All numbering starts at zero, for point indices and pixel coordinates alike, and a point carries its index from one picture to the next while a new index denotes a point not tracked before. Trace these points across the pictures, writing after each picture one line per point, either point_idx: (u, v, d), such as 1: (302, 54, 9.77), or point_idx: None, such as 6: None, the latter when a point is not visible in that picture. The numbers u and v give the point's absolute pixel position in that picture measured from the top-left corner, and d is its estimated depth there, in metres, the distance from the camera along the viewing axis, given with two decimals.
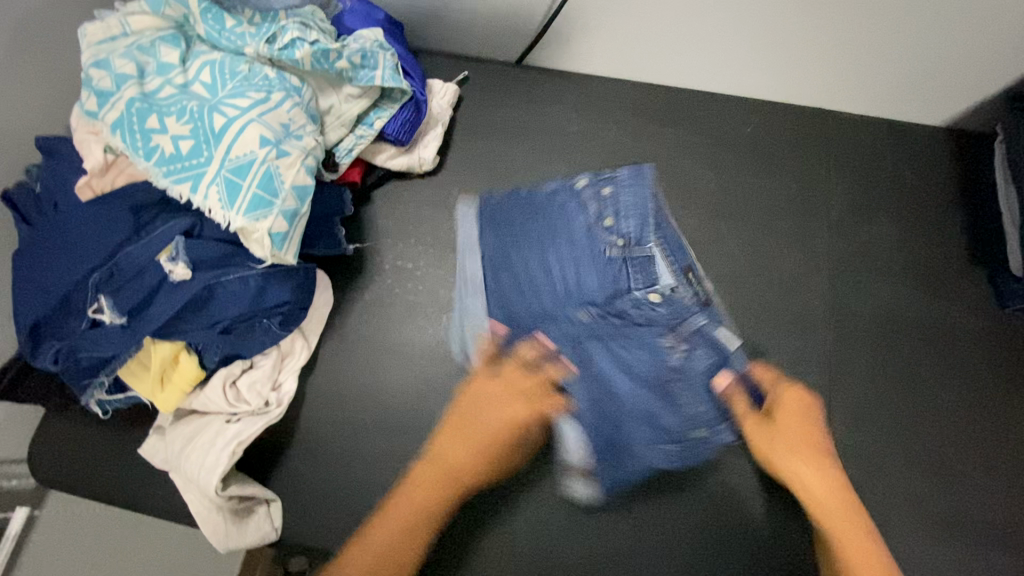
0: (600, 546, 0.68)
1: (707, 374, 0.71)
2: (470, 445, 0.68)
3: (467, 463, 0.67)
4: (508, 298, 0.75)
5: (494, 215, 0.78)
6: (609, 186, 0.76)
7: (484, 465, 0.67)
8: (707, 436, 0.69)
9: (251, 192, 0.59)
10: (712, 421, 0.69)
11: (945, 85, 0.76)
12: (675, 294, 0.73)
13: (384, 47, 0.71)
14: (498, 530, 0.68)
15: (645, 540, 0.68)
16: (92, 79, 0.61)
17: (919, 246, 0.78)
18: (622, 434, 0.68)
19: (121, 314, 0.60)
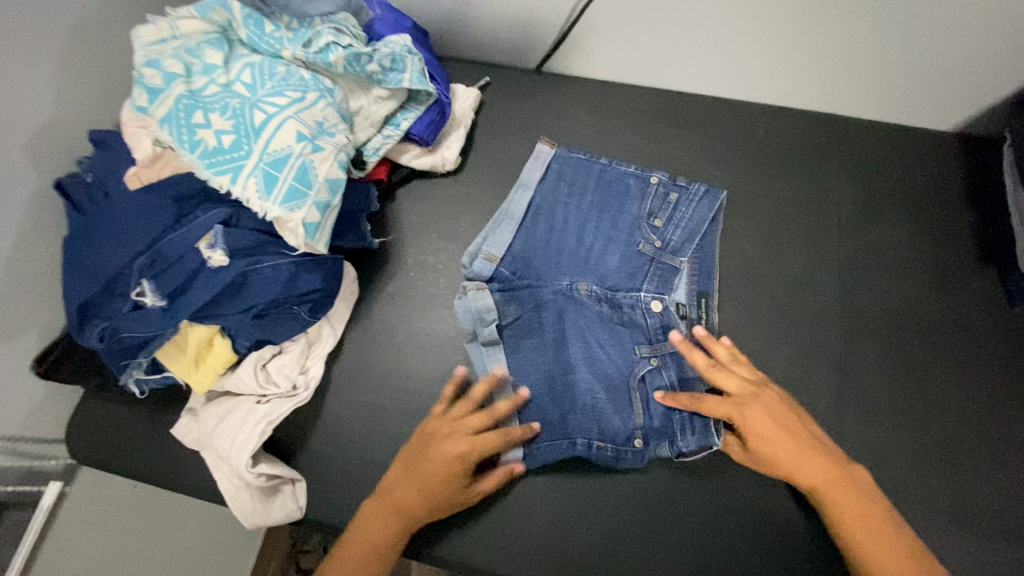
0: (611, 529, 0.68)
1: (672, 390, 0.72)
2: (417, 487, 0.64)
3: (413, 505, 0.63)
4: (533, 261, 0.78)
5: (545, 185, 0.81)
6: (678, 194, 0.80)
7: (428, 509, 0.63)
8: (646, 447, 0.69)
9: (288, 183, 0.63)
10: (660, 434, 0.69)
11: (951, 90, 0.79)
12: (675, 310, 0.76)
13: (412, 51, 0.75)
14: (511, 510, 0.69)
15: (654, 522, 0.68)
16: (143, 77, 0.65)
17: (929, 246, 0.79)
18: (568, 415, 0.70)
19: (162, 297, 0.64)
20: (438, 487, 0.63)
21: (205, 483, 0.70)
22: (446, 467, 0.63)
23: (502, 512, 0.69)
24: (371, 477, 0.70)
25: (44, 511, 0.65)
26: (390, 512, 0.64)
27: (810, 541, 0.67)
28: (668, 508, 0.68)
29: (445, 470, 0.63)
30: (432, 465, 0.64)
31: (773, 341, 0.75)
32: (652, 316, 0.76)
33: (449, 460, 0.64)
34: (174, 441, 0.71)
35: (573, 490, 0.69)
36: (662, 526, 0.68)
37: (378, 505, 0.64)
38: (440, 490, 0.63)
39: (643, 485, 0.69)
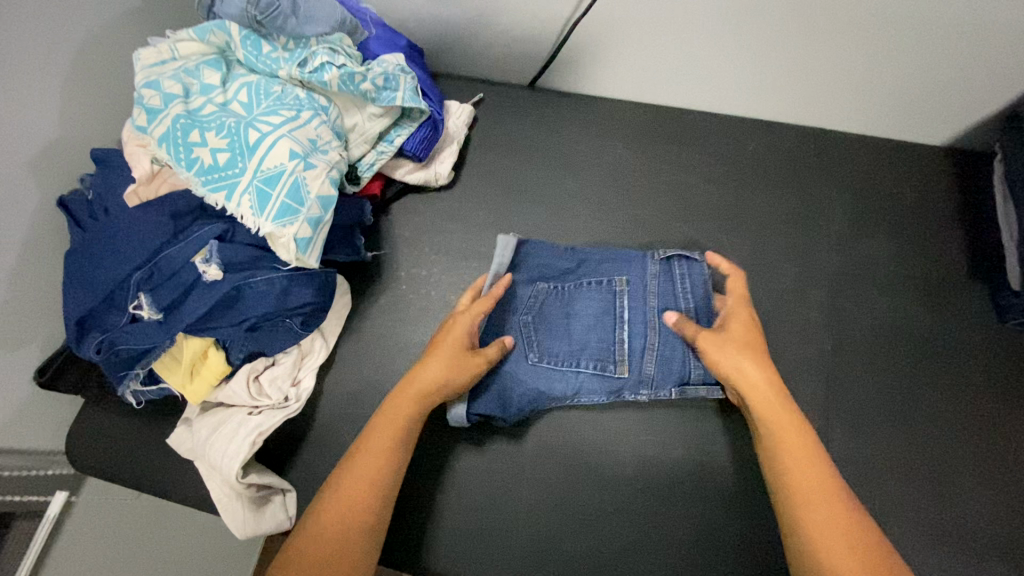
0: (557, 534, 0.70)
1: (656, 316, 0.74)
2: (418, 395, 0.65)
3: (431, 376, 0.65)
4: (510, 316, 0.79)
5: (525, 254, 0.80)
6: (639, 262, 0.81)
7: (441, 372, 0.66)
8: (656, 275, 0.75)
9: (280, 200, 0.65)
10: (658, 277, 0.75)
11: (939, 106, 0.80)
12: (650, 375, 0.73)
13: (405, 70, 0.77)
14: (460, 516, 0.71)
15: (600, 527, 0.70)
16: (143, 97, 0.68)
17: (918, 262, 0.79)
18: (576, 272, 0.78)
19: (158, 310, 0.66)
20: (447, 340, 0.68)
21: (198, 491, 0.71)
22: (454, 366, 0.67)
23: (455, 518, 0.71)
24: None
25: (49, 521, 0.68)
26: (381, 454, 0.61)
27: (755, 545, 0.69)
28: (650, 519, 0.70)
29: (456, 375, 0.66)
30: (439, 367, 0.66)
31: None
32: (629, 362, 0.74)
33: (452, 364, 0.67)
34: (168, 450, 0.73)
35: (560, 498, 0.72)
36: (644, 538, 0.70)
37: (366, 458, 0.60)
38: (449, 343, 0.68)
39: (593, 492, 0.72)
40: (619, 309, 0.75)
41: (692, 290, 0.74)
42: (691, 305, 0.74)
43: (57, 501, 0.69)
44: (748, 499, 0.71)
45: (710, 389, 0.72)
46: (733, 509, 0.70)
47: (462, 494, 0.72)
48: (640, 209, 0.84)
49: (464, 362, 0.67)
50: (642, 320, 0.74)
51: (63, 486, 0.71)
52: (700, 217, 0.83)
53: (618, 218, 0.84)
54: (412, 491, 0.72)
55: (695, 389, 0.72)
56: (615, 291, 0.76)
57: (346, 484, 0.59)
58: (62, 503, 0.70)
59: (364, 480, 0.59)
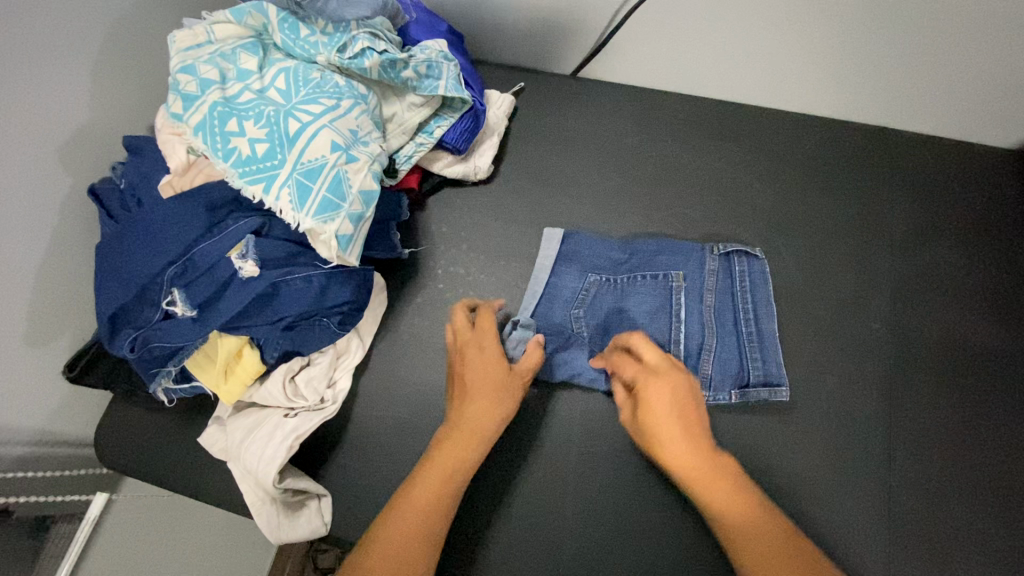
0: (607, 538, 0.66)
1: (712, 313, 0.72)
2: (495, 408, 0.63)
3: (476, 416, 0.62)
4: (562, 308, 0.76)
5: (575, 248, 0.78)
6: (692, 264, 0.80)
7: (492, 410, 0.63)
8: (714, 268, 0.74)
9: (321, 195, 0.61)
10: (717, 271, 0.74)
11: (1012, 105, 0.75)
12: (707, 375, 0.70)
13: (448, 58, 0.73)
14: (501, 514, 0.67)
15: (654, 537, 0.65)
16: (178, 82, 0.64)
17: (986, 271, 0.75)
18: (628, 268, 0.76)
19: (192, 307, 0.64)
20: (479, 376, 0.65)
21: (230, 493, 0.69)
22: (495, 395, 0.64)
23: (495, 520, 0.67)
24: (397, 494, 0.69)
25: (89, 521, 0.67)
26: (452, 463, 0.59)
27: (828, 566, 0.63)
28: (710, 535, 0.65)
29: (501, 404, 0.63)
30: (477, 402, 0.63)
31: (820, 366, 0.71)
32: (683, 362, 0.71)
33: (498, 396, 0.64)
34: (200, 450, 0.70)
35: (606, 514, 0.67)
36: (699, 562, 0.64)
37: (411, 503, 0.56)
38: (480, 380, 0.64)
39: (644, 498, 0.67)
40: (675, 306, 0.73)
41: (750, 293, 0.73)
42: (749, 305, 0.73)
43: (98, 501, 0.69)
44: (820, 518, 0.65)
45: (773, 392, 0.69)
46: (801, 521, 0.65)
47: (504, 493, 0.68)
48: (688, 208, 0.80)
49: (503, 391, 0.64)
50: (700, 317, 0.72)
51: (101, 487, 0.71)
52: (754, 219, 0.79)
53: (666, 218, 0.80)
54: None
55: (756, 392, 0.69)
56: (672, 287, 0.74)
57: (410, 500, 0.56)
58: (102, 502, 0.69)
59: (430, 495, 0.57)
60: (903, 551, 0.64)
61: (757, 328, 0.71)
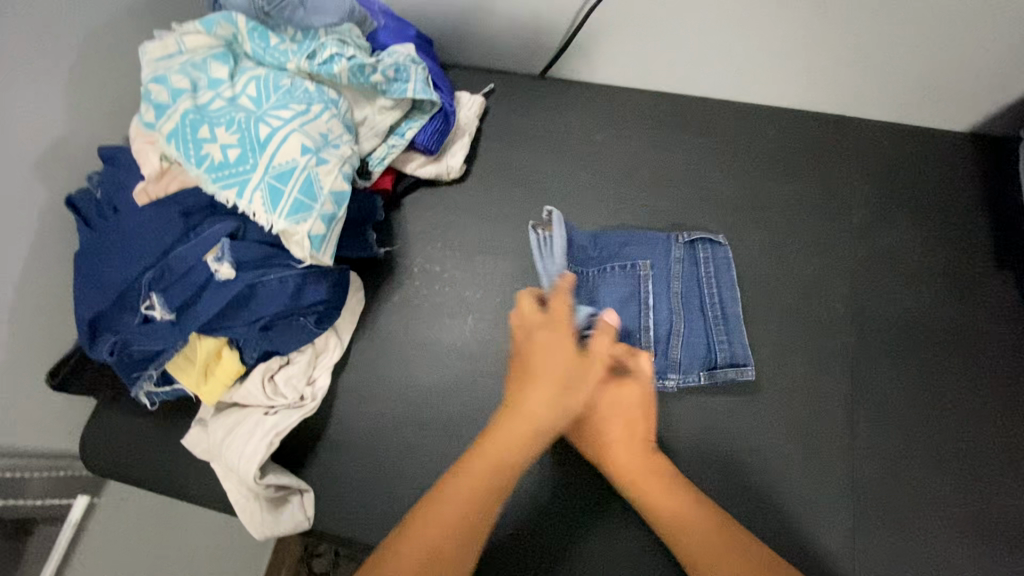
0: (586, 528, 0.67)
1: (679, 299, 0.75)
2: (554, 394, 0.62)
3: (538, 398, 0.62)
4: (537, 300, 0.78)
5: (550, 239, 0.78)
6: None
7: (553, 392, 0.62)
8: (680, 256, 0.77)
9: (293, 197, 0.63)
10: (683, 258, 0.76)
11: (961, 90, 0.78)
12: (676, 360, 0.72)
13: (416, 61, 0.75)
14: None
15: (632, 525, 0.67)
16: (150, 93, 0.66)
17: (942, 250, 0.78)
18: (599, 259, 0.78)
19: (170, 310, 0.65)
20: (544, 354, 0.64)
21: (213, 492, 0.70)
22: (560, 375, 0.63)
23: None
24: (379, 487, 0.70)
25: (71, 525, 0.69)
26: (500, 454, 0.59)
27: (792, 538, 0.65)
28: None
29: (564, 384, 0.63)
30: (539, 383, 0.62)
31: (785, 348, 0.73)
32: (653, 348, 0.73)
33: (564, 378, 0.63)
34: (183, 452, 0.72)
35: (586, 503, 0.68)
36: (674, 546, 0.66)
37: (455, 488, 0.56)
38: (545, 360, 0.64)
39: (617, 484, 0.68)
40: (644, 294, 0.75)
41: (716, 280, 0.76)
42: (715, 291, 0.75)
43: (79, 505, 0.71)
44: (786, 492, 0.67)
45: (739, 372, 0.71)
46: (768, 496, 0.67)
47: None
48: (656, 200, 0.82)
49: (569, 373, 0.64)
50: (668, 304, 0.74)
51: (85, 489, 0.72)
52: (719, 209, 0.81)
53: (635, 211, 0.82)
54: (431, 479, 0.70)
55: (724, 373, 0.71)
56: (640, 276, 0.76)
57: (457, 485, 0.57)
58: (84, 506, 0.71)
59: (471, 488, 0.57)
60: (867, 523, 0.66)
61: (723, 312, 0.74)
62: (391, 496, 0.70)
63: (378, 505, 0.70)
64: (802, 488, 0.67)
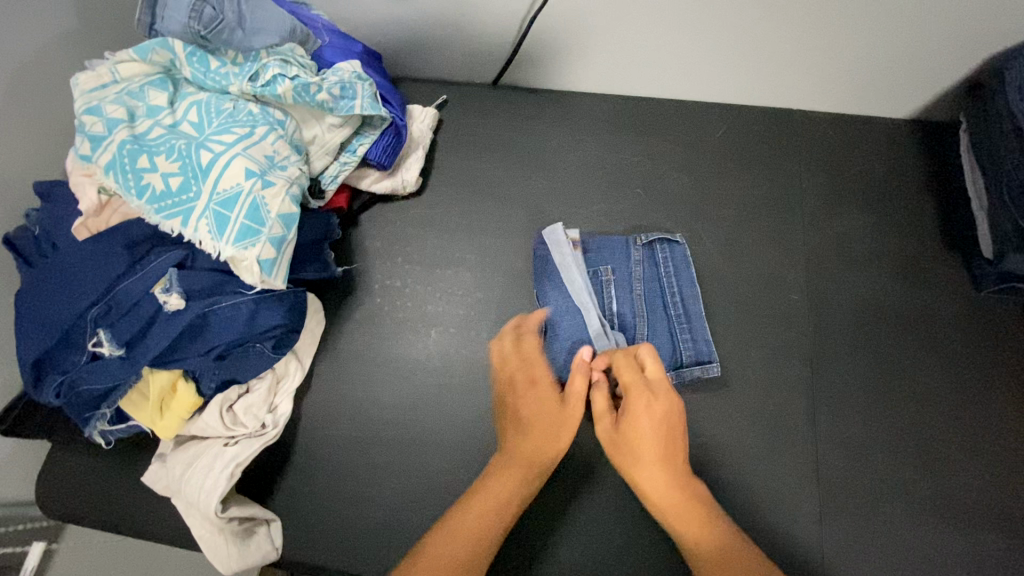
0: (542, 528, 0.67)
1: (642, 301, 0.75)
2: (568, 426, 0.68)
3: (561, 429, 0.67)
4: (500, 310, 0.78)
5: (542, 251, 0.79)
6: None
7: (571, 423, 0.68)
8: (642, 257, 0.77)
9: (239, 222, 0.62)
10: (645, 259, 0.77)
11: (900, 81, 0.80)
12: None
13: (361, 78, 0.74)
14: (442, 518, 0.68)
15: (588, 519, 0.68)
16: (85, 124, 0.64)
17: (893, 235, 0.79)
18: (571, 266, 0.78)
19: (119, 346, 0.63)
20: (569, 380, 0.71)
21: (176, 529, 0.69)
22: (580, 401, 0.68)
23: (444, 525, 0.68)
24: (348, 511, 0.69)
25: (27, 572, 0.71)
26: (521, 467, 0.65)
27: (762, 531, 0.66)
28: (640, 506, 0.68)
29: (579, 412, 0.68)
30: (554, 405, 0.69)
31: (746, 342, 0.74)
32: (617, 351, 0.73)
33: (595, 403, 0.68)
34: (143, 490, 0.70)
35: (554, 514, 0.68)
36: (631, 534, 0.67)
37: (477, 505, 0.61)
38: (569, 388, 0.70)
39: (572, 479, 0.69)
40: (607, 298, 0.76)
41: (676, 279, 0.76)
42: (675, 288, 0.76)
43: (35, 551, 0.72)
44: (754, 485, 0.68)
45: (704, 369, 0.71)
46: (736, 490, 0.68)
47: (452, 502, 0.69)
48: (613, 203, 0.83)
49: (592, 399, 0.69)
50: (631, 307, 0.75)
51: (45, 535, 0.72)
52: (675, 207, 0.82)
53: (592, 214, 0.83)
54: (402, 498, 0.70)
55: (690, 371, 0.71)
56: (603, 281, 0.76)
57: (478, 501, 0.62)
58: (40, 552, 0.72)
59: (500, 498, 0.62)
60: (834, 509, 0.67)
61: (685, 310, 0.74)
62: (362, 519, 0.69)
63: (348, 530, 0.69)
64: (769, 480, 0.68)
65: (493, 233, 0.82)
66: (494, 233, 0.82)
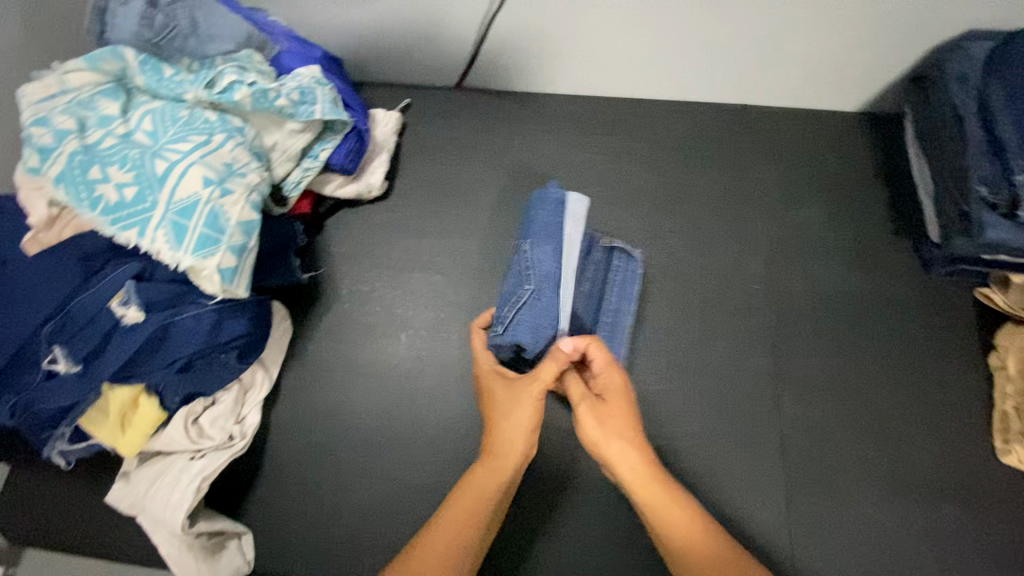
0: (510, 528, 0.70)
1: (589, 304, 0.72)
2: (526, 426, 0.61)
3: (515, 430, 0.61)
4: (470, 311, 0.78)
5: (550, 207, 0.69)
6: None
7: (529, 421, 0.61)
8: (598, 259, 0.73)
9: (198, 231, 0.61)
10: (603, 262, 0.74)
11: (847, 75, 0.83)
12: None
13: (322, 83, 0.74)
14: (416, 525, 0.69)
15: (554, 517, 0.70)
16: (32, 136, 0.62)
17: (848, 224, 0.82)
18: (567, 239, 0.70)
19: (76, 362, 0.62)
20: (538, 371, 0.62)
21: (143, 548, 0.67)
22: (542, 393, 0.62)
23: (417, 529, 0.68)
24: (321, 520, 0.69)
25: None
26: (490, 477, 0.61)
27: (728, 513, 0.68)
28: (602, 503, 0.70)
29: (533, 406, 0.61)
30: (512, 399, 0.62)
31: (710, 334, 0.76)
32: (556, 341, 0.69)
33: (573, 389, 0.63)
34: (107, 511, 0.68)
35: (526, 505, 0.70)
36: (597, 531, 0.70)
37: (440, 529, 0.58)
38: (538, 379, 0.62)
39: (539, 481, 0.71)
40: None
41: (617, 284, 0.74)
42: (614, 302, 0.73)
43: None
44: (720, 471, 0.70)
45: None
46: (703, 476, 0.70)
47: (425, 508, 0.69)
48: None
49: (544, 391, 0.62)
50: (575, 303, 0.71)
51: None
52: (638, 203, 0.84)
53: None
54: (375, 504, 0.69)
55: None
56: None
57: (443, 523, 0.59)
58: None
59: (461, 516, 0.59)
60: (798, 492, 0.69)
61: (615, 322, 0.72)
62: (336, 527, 0.68)
63: (322, 539, 0.68)
64: (735, 465, 0.70)
65: (459, 234, 0.83)
66: (460, 234, 0.83)
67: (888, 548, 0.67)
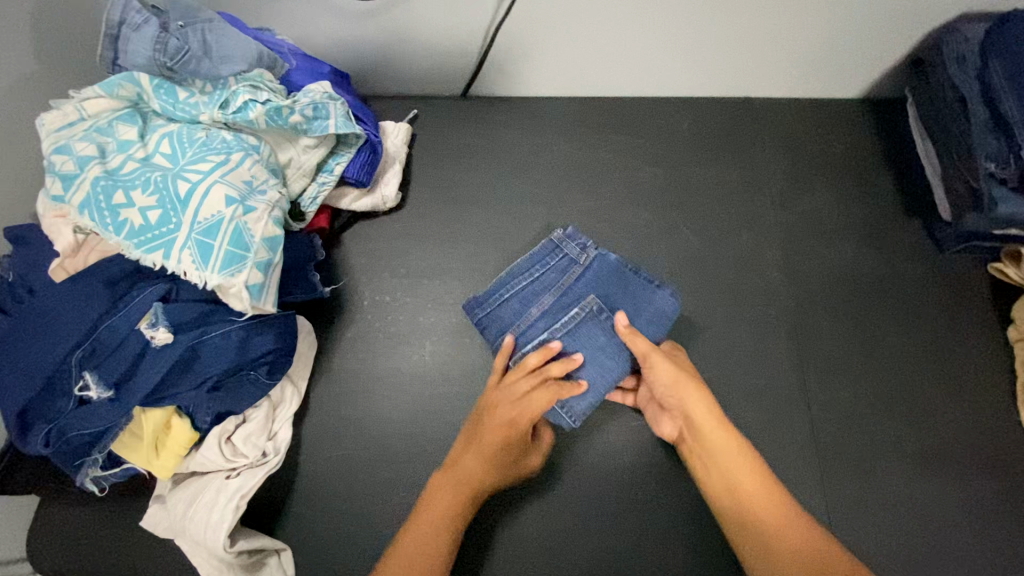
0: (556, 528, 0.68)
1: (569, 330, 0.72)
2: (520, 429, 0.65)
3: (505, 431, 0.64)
4: None
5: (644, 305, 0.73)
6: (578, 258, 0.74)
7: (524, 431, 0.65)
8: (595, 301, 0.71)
9: (224, 249, 0.62)
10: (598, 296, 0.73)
11: (847, 63, 0.84)
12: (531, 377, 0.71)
13: (333, 97, 0.73)
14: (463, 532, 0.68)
15: (601, 513, 0.69)
16: (54, 164, 0.63)
17: (857, 207, 0.83)
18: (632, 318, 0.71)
19: (108, 387, 0.62)
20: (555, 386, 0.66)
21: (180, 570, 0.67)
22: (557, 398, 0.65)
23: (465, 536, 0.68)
24: (359, 531, 0.68)
25: None
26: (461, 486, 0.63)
27: None
28: (649, 494, 0.70)
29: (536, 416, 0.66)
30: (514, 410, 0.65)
31: (732, 324, 0.77)
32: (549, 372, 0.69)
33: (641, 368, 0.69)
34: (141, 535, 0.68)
35: (567, 497, 0.69)
36: (645, 523, 0.69)
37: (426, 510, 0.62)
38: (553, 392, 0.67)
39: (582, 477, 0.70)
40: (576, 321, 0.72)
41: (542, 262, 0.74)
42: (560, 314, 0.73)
43: None
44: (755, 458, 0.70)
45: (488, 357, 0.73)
46: None
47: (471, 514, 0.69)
48: (589, 200, 0.85)
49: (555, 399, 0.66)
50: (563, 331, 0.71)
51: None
52: (650, 199, 0.85)
53: (571, 213, 0.84)
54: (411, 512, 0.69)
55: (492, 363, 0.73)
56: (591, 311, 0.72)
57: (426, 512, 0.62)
58: None
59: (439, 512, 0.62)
60: (832, 475, 0.70)
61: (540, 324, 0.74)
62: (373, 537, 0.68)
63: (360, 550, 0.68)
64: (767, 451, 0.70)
65: (476, 240, 0.83)
66: (477, 240, 0.83)
67: (923, 524, 0.68)
